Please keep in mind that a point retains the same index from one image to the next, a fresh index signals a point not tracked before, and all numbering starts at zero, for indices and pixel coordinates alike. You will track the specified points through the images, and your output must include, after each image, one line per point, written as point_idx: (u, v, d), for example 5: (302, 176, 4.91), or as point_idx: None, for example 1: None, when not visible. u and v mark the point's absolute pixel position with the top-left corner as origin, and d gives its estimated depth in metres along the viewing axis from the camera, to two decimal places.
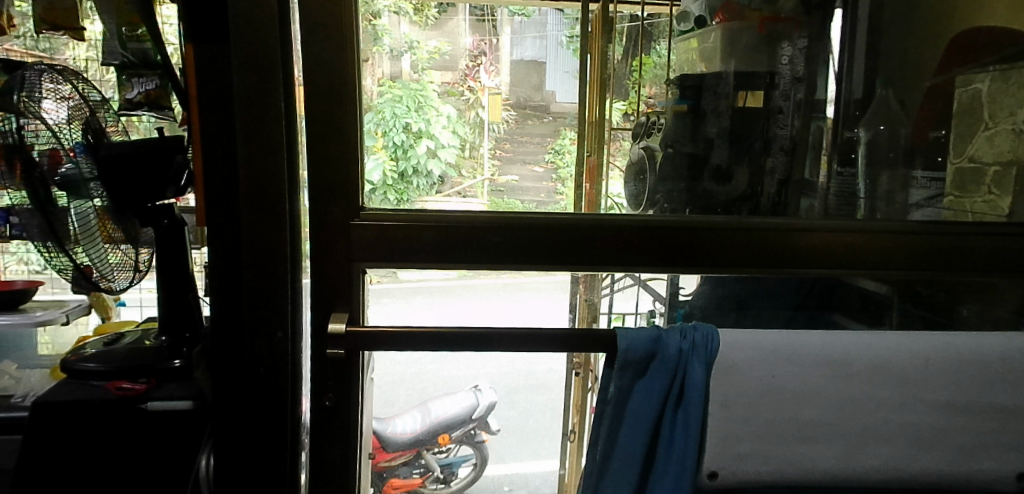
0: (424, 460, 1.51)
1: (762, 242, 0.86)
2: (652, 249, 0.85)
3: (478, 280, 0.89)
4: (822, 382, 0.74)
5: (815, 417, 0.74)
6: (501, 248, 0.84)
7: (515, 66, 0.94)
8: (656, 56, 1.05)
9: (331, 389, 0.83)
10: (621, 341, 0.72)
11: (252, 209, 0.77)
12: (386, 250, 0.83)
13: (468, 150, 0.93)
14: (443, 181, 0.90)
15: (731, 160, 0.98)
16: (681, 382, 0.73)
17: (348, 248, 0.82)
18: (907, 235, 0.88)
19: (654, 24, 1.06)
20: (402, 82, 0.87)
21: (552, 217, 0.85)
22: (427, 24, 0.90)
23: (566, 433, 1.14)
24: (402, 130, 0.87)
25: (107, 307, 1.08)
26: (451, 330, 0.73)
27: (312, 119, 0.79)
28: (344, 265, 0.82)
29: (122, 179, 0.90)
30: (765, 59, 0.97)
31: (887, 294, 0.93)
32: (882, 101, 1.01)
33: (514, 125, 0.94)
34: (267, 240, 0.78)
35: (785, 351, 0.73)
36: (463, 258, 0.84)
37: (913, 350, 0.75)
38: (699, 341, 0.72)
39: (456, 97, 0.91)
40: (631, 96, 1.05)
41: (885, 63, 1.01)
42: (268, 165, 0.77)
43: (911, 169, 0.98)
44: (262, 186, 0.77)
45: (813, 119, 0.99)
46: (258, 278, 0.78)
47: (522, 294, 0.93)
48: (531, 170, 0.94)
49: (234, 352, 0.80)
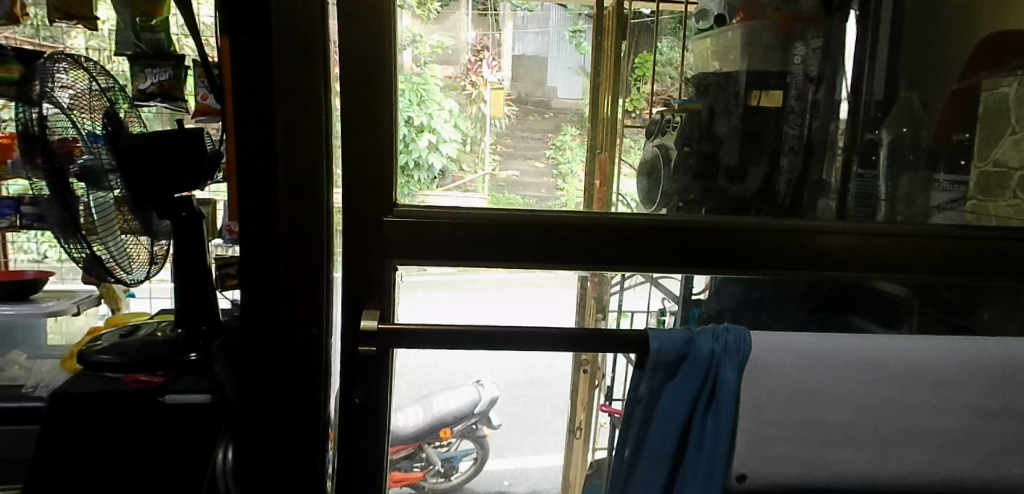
0: (427, 453, 1.44)
1: (790, 244, 0.86)
2: (674, 251, 0.85)
3: (483, 276, 0.88)
4: (854, 386, 0.73)
5: (849, 421, 0.74)
6: (531, 247, 0.84)
7: (516, 61, 0.95)
8: (658, 53, 1.04)
9: (360, 386, 0.80)
10: (654, 341, 0.72)
11: (283, 205, 0.76)
12: (420, 248, 0.83)
13: (469, 145, 0.95)
14: (443, 175, 0.90)
15: (742, 159, 0.99)
16: (713, 384, 0.72)
17: (382, 244, 0.82)
18: (932, 239, 0.87)
19: (659, 20, 1.04)
20: (405, 77, 0.84)
21: (576, 217, 0.84)
22: (429, 18, 0.87)
23: (572, 429, 1.21)
24: (404, 123, 0.84)
25: (118, 298, 1.09)
26: (477, 328, 0.72)
27: (348, 111, 0.79)
28: (376, 260, 0.83)
29: (144, 171, 0.88)
30: (778, 58, 0.97)
31: (907, 298, 0.93)
32: (905, 102, 1.00)
33: (515, 121, 0.96)
34: (296, 237, 0.76)
35: (819, 353, 0.73)
36: (491, 255, 0.84)
37: (949, 355, 0.75)
38: (732, 343, 0.72)
39: (458, 92, 0.92)
40: (631, 92, 1.04)
41: (907, 65, 1.01)
42: (304, 160, 0.75)
43: (933, 171, 0.99)
44: (292, 180, 0.75)
45: (831, 119, 1.00)
46: (290, 274, 0.77)
47: (525, 290, 0.91)
48: (532, 166, 0.95)
49: (262, 348, 0.79)
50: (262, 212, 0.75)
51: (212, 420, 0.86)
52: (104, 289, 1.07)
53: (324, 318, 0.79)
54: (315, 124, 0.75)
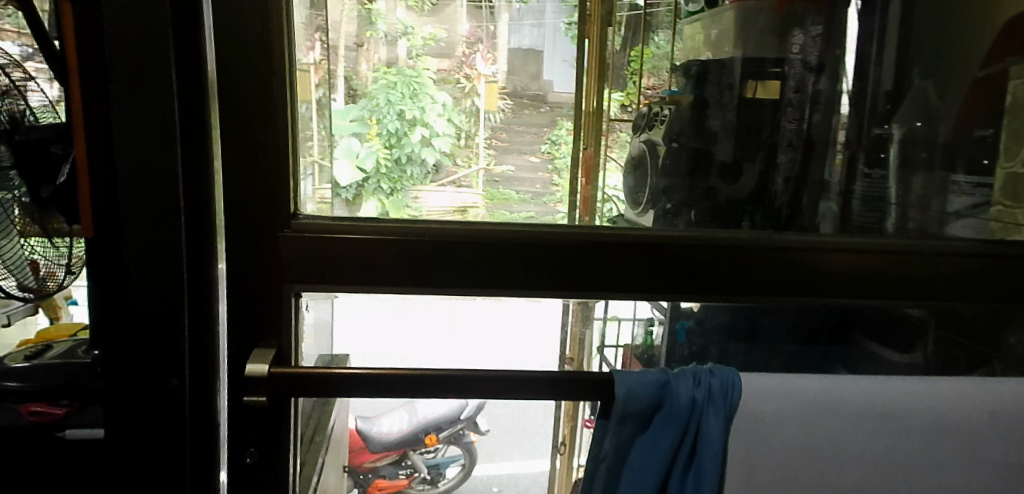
0: (411, 460, 1.61)
1: (788, 260, 0.74)
2: (648, 268, 0.72)
3: (413, 300, 0.73)
4: (864, 440, 0.63)
5: (855, 482, 0.63)
6: (472, 269, 0.70)
7: (512, 53, 0.91)
8: (655, 47, 0.97)
9: (253, 442, 0.66)
10: (620, 387, 0.59)
11: (161, 220, 0.61)
12: (320, 271, 0.68)
13: (463, 139, 0.88)
14: (437, 170, 0.85)
15: (738, 154, 0.88)
16: (693, 437, 0.60)
17: (279, 268, 0.67)
18: (948, 256, 0.76)
19: (654, 14, 0.97)
20: (398, 68, 0.84)
21: (529, 232, 0.71)
22: (423, 10, 0.85)
23: (556, 445, 1.01)
24: (396, 117, 0.83)
25: (57, 307, 0.76)
26: (409, 371, 0.59)
27: (239, 101, 0.63)
28: (271, 288, 0.67)
29: (32, 167, 0.67)
30: (775, 43, 0.86)
31: (925, 319, 0.79)
32: (919, 92, 0.89)
33: (512, 115, 0.90)
34: (166, 261, 0.62)
35: (828, 400, 0.62)
36: (424, 279, 0.70)
37: (980, 402, 0.64)
38: (717, 389, 0.60)
39: (452, 85, 0.88)
40: (628, 87, 0.96)
41: (920, 52, 0.89)
42: (191, 167, 0.61)
43: (950, 172, 0.86)
44: (166, 192, 0.61)
45: (834, 112, 0.87)
46: (160, 306, 0.62)
47: (479, 305, 0.76)
48: (527, 160, 0.89)
49: (133, 400, 0.63)
50: (131, 230, 0.61)
51: (91, 470, 0.68)
52: (42, 301, 0.75)
53: (220, 359, 0.66)
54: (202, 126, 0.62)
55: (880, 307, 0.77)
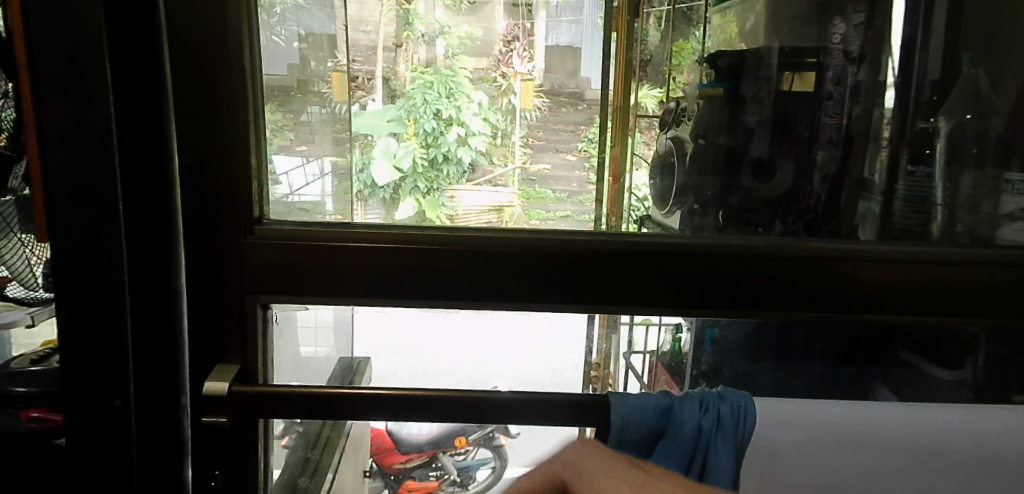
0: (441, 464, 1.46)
1: (812, 271, 0.68)
2: (659, 277, 0.67)
3: (391, 312, 0.70)
4: (879, 469, 0.59)
5: None
6: (458, 281, 0.66)
7: (550, 51, 0.85)
8: (695, 41, 0.93)
9: (220, 464, 0.65)
10: (617, 412, 0.57)
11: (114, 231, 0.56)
12: (291, 278, 0.64)
13: (499, 137, 0.84)
14: (474, 169, 0.82)
15: (772, 152, 0.84)
16: (699, 470, 0.57)
17: (241, 277, 0.64)
18: (989, 267, 0.68)
19: (693, 7, 0.93)
20: (435, 68, 0.80)
21: (519, 238, 0.66)
22: (460, 8, 0.80)
23: None
24: (432, 116, 0.79)
25: None
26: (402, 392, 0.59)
27: (200, 100, 0.60)
28: (233, 298, 0.64)
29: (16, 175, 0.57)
30: (815, 33, 0.83)
31: (971, 335, 0.71)
32: (968, 82, 0.79)
33: (548, 113, 0.85)
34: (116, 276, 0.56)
35: (849, 431, 0.58)
36: (400, 289, 0.65)
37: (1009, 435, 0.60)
38: (726, 416, 0.57)
39: (489, 84, 0.83)
40: (666, 82, 0.93)
41: (971, 37, 0.79)
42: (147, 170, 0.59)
43: (1003, 169, 0.77)
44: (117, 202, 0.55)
45: (872, 105, 0.81)
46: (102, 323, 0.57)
47: (474, 316, 0.72)
48: (564, 159, 0.86)
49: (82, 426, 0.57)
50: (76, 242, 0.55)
51: None
52: None
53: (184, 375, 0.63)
54: (181, 129, 0.60)
55: (913, 323, 0.70)
